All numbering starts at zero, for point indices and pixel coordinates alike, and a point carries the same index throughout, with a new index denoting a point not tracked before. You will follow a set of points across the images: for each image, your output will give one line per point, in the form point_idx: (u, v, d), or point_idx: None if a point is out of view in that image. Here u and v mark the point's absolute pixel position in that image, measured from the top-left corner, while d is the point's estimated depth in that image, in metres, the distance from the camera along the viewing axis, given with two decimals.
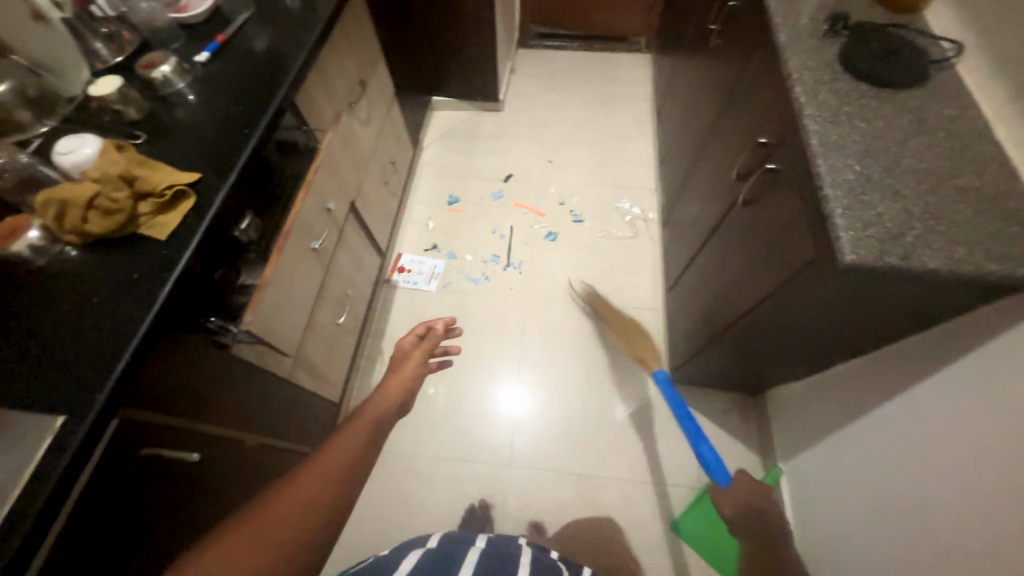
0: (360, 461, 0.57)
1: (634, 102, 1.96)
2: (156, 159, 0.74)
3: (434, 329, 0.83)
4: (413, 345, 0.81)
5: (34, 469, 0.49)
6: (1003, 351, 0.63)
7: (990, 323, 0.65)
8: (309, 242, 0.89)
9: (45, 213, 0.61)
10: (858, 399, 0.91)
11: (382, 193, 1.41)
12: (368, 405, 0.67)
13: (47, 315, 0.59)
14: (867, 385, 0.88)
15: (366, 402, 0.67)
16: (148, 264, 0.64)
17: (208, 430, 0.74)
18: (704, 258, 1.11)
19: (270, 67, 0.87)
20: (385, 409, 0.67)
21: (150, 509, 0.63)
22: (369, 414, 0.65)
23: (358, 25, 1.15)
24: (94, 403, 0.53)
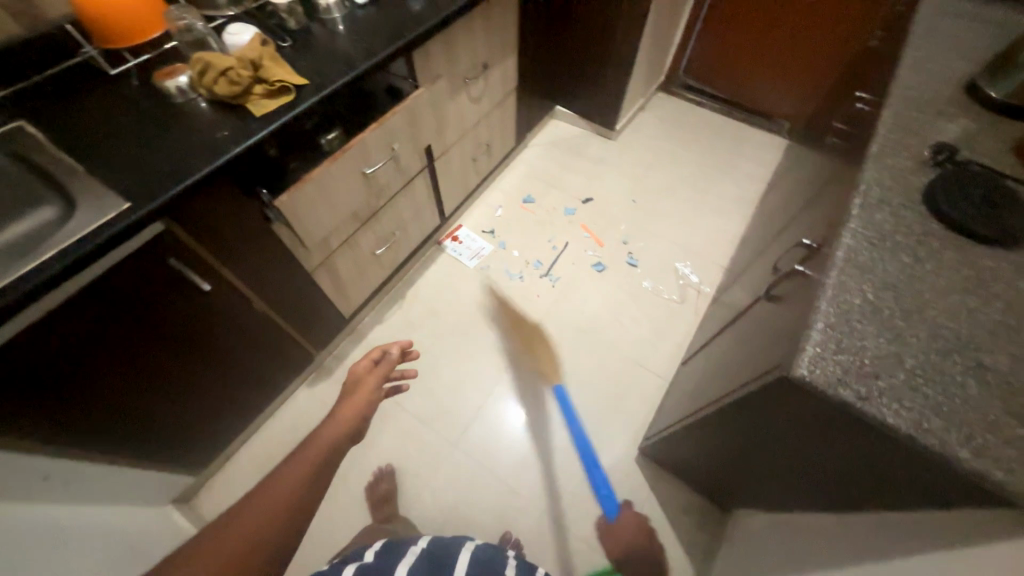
0: (300, 500, 0.53)
1: (747, 179, 1.87)
2: (289, 62, 0.92)
3: (389, 354, 0.80)
4: (366, 370, 0.77)
5: (95, 227, 0.67)
6: (906, 551, 0.53)
7: (914, 522, 0.55)
8: (367, 167, 1.03)
9: (194, 68, 0.82)
10: (785, 553, 0.80)
11: (467, 167, 1.54)
12: (316, 432, 0.63)
13: (163, 137, 0.79)
14: (799, 542, 0.77)
15: (315, 429, 0.63)
16: (238, 129, 0.81)
17: (229, 276, 0.90)
18: (719, 343, 1.04)
19: (405, 23, 1.03)
20: (337, 433, 0.63)
21: (157, 309, 0.80)
22: (318, 442, 0.61)
23: (502, 18, 1.29)
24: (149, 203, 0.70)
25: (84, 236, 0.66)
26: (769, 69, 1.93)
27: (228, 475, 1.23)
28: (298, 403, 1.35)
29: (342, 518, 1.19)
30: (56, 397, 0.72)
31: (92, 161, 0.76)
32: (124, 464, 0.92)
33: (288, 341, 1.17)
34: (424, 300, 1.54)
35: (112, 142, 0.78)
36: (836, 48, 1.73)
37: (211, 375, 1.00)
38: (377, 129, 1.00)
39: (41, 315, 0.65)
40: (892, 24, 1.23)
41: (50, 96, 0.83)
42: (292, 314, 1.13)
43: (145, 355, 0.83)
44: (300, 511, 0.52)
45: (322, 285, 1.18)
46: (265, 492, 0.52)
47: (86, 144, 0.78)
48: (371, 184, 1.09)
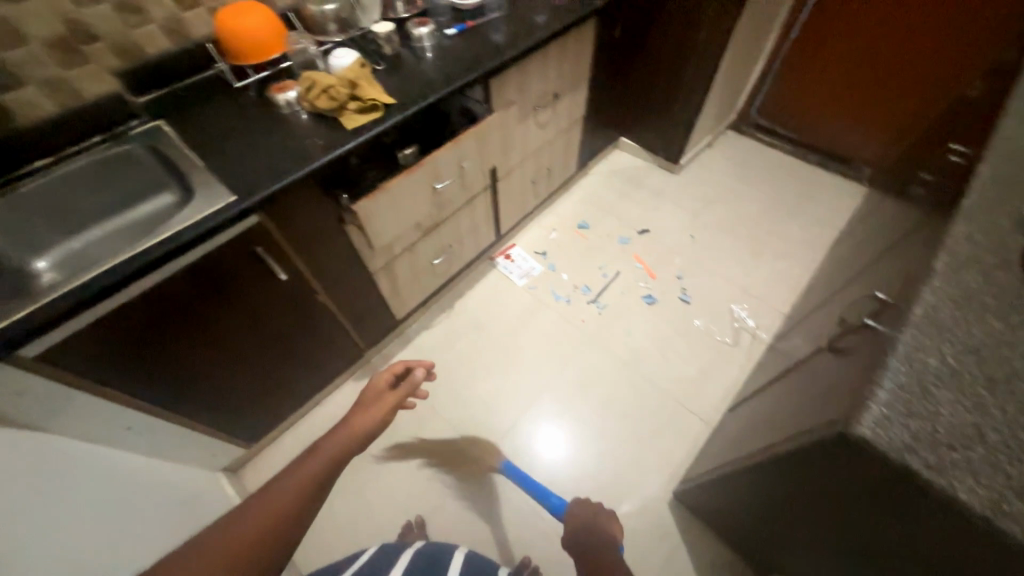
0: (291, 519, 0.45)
1: (817, 224, 1.77)
2: (380, 83, 1.03)
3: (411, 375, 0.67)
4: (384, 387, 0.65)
5: (206, 213, 0.78)
6: None
7: None
8: (436, 182, 1.10)
9: (302, 85, 0.93)
10: None
11: (527, 188, 1.59)
12: (320, 441, 0.53)
13: (268, 142, 0.90)
14: None
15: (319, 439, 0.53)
16: (330, 139, 0.91)
17: (302, 268, 0.99)
18: (771, 391, 0.99)
19: (487, 53, 1.11)
20: (340, 445, 0.52)
21: (236, 293, 0.89)
22: (319, 455, 0.50)
23: (577, 52, 1.35)
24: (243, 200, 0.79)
25: (187, 224, 0.76)
26: (851, 113, 1.84)
27: (272, 454, 1.31)
28: (343, 395, 1.42)
29: (368, 513, 1.23)
30: (145, 364, 0.83)
31: (210, 158, 0.88)
32: (191, 427, 1.02)
33: (343, 335, 1.25)
34: (471, 312, 1.59)
35: (228, 143, 0.90)
36: (930, 95, 1.63)
37: (275, 357, 1.09)
38: (450, 147, 1.07)
39: (141, 290, 0.75)
40: (995, 75, 1.15)
41: (185, 101, 0.98)
42: (350, 310, 1.21)
43: (224, 331, 0.93)
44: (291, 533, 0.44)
45: (380, 286, 1.25)
46: (249, 515, 0.44)
47: (207, 144, 0.91)
48: (438, 198, 1.16)
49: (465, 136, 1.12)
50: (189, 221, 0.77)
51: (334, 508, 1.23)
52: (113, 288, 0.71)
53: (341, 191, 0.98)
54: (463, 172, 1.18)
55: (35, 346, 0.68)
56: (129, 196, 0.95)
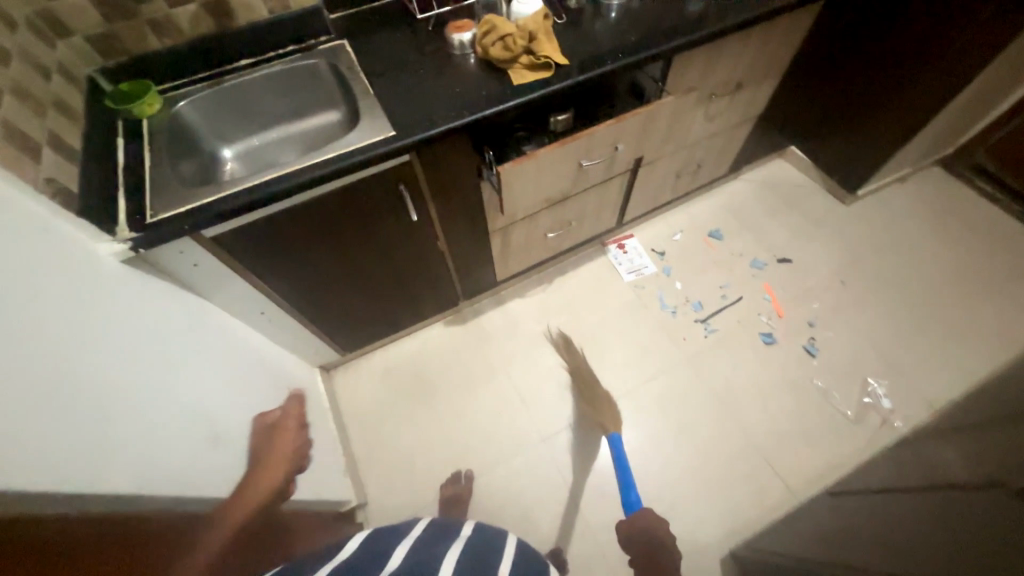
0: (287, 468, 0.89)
1: (1021, 314, 1.40)
2: (557, 39, 0.95)
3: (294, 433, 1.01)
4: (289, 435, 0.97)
5: (368, 142, 0.80)
6: None
7: None
8: (582, 158, 1.02)
9: (481, 28, 0.90)
10: None
11: (667, 181, 1.44)
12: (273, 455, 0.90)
13: (434, 82, 0.90)
14: None
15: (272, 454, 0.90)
16: (494, 92, 0.87)
17: (433, 212, 1.01)
18: (899, 500, 0.82)
19: (681, 25, 0.97)
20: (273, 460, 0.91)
21: (372, 222, 0.94)
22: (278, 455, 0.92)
23: (783, 39, 1.13)
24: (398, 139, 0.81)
25: (346, 151, 0.80)
26: None
27: (360, 366, 1.44)
28: (431, 334, 1.49)
29: (427, 451, 1.31)
30: (287, 265, 0.92)
31: (380, 88, 0.90)
32: (306, 327, 1.14)
33: (447, 283, 1.29)
34: (568, 293, 1.54)
35: (399, 76, 0.91)
36: None
37: (386, 287, 1.15)
38: (610, 124, 0.98)
39: (299, 202, 0.81)
40: None
41: (369, 25, 1.00)
42: (460, 262, 1.23)
43: (353, 255, 0.99)
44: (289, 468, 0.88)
45: (493, 246, 1.25)
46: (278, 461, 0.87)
47: (381, 72, 0.92)
48: (577, 176, 1.09)
49: (627, 115, 1.02)
50: (349, 147, 0.80)
51: (398, 434, 1.34)
52: (278, 196, 0.77)
53: (489, 149, 0.96)
54: (613, 154, 1.08)
55: (213, 230, 0.78)
56: (306, 107, 1.03)
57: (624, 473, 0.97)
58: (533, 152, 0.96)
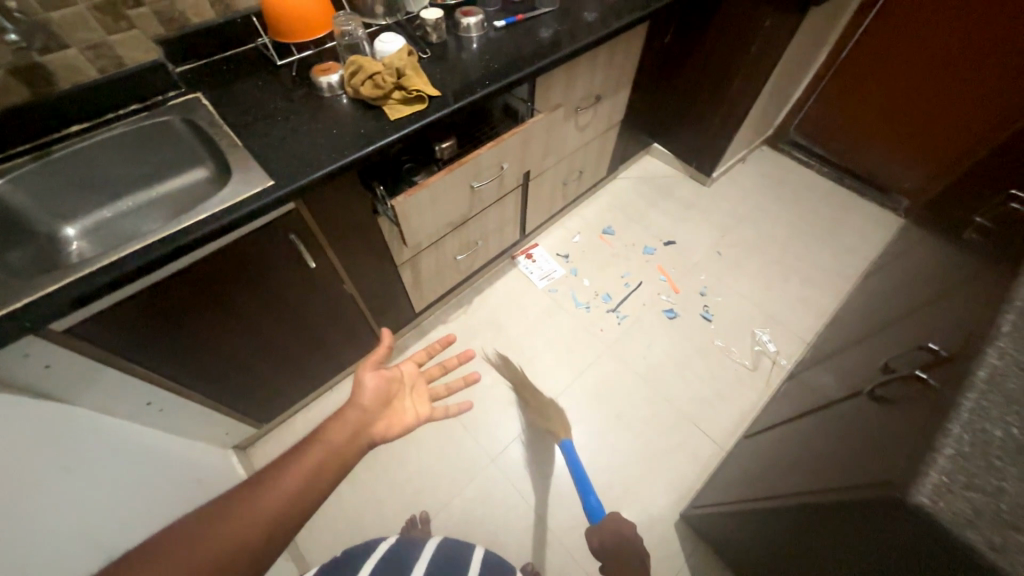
0: (293, 505, 0.53)
1: (847, 252, 1.73)
2: (426, 73, 0.99)
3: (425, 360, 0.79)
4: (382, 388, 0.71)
5: (243, 197, 0.76)
6: None
7: None
8: (472, 180, 1.07)
9: (347, 70, 0.90)
10: None
11: (556, 190, 1.56)
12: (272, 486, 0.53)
13: (308, 127, 0.88)
14: None
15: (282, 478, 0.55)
16: (372, 129, 0.88)
17: (333, 255, 0.97)
18: (796, 426, 0.96)
19: (537, 50, 1.07)
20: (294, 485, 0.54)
21: (266, 276, 0.88)
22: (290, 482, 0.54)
23: (624, 55, 1.31)
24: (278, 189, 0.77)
25: (219, 210, 0.74)
26: (890, 143, 1.78)
27: (281, 436, 1.32)
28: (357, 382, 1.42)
29: (375, 505, 1.23)
30: (171, 341, 0.82)
31: (249, 139, 0.85)
32: (206, 407, 1.01)
33: (363, 325, 1.24)
34: (489, 310, 1.57)
35: (269, 124, 0.88)
36: (975, 140, 1.57)
37: (295, 342, 1.08)
38: (491, 146, 1.03)
39: (173, 271, 0.73)
40: None
41: (225, 77, 0.95)
42: (372, 300, 1.19)
43: (249, 316, 0.92)
44: (285, 523, 0.51)
45: (404, 278, 1.23)
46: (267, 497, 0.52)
47: (247, 122, 0.88)
48: (472, 197, 1.13)
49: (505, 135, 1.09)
50: (223, 205, 0.75)
51: (339, 495, 1.24)
52: (147, 270, 0.69)
53: (379, 184, 0.95)
54: (501, 172, 1.14)
55: (65, 321, 0.67)
56: (164, 168, 0.94)
57: (579, 473, 0.99)
58: (423, 181, 0.98)
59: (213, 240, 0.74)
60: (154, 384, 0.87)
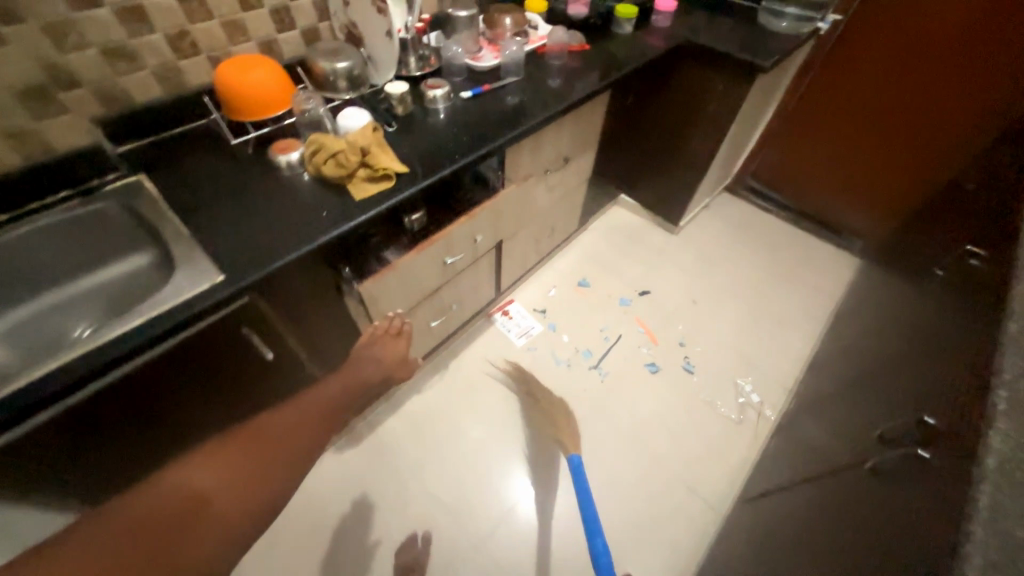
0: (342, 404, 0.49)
1: (815, 294, 1.78)
2: (393, 147, 0.96)
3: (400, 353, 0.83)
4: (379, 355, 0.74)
5: (188, 297, 0.68)
6: None
7: None
8: (445, 255, 1.04)
9: (308, 148, 0.86)
10: None
11: (530, 246, 1.54)
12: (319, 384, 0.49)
13: (264, 209, 0.82)
14: None
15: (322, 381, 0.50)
16: (336, 210, 0.82)
17: (295, 342, 0.89)
18: (796, 495, 0.92)
19: (505, 121, 1.07)
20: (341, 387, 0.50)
21: (217, 376, 0.79)
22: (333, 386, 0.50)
23: (590, 119, 1.33)
24: (225, 286, 0.69)
25: (157, 316, 0.66)
26: (840, 188, 1.89)
27: None
28: (325, 467, 1.30)
29: None
30: (97, 462, 0.70)
31: (198, 226, 0.78)
32: None
33: None
34: (467, 374, 1.50)
35: (222, 208, 0.81)
36: (916, 182, 1.69)
37: None
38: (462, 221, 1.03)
39: (99, 390, 0.63)
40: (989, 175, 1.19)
41: (174, 156, 0.89)
42: None
43: (195, 419, 0.81)
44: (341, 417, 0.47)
45: None
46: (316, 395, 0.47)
47: (198, 206, 0.81)
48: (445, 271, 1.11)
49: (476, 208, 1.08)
50: (164, 309, 0.66)
51: None
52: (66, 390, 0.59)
53: (346, 265, 0.89)
54: (473, 245, 1.13)
55: None
56: (100, 256, 0.85)
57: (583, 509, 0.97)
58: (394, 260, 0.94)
59: (151, 348, 0.66)
60: (73, 510, 0.74)
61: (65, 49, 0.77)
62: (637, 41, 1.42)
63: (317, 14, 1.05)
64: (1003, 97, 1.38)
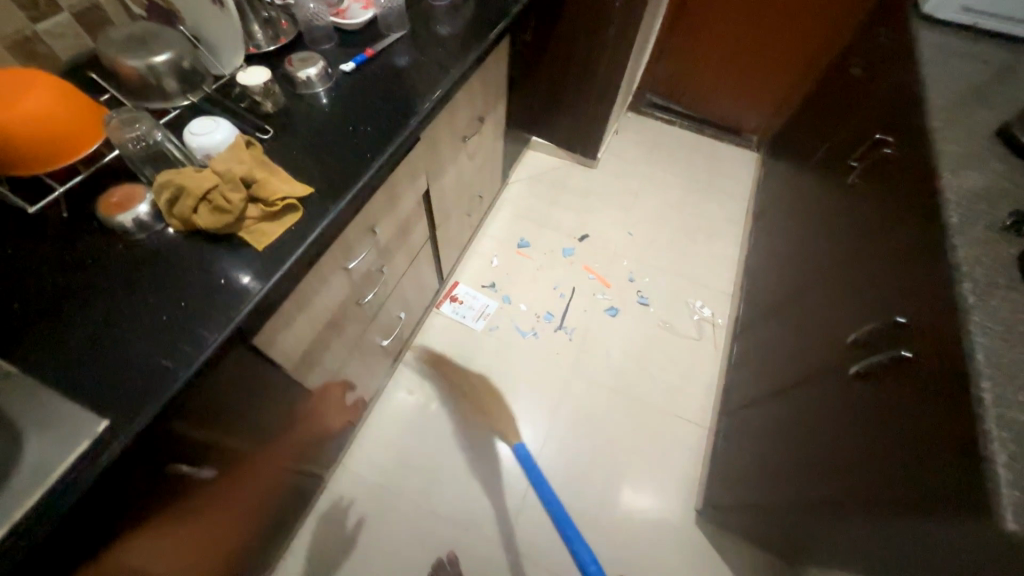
0: None
1: (731, 197, 1.88)
2: (279, 161, 0.73)
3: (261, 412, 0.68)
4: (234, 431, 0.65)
5: (62, 473, 0.46)
6: None
7: None
8: (344, 262, 0.77)
9: (161, 195, 0.61)
10: None
11: (462, 224, 1.38)
12: None
13: (128, 297, 0.58)
14: None
15: None
16: (236, 271, 0.61)
17: (237, 445, 0.70)
18: (780, 403, 1.00)
19: (411, 94, 0.87)
20: None
21: (148, 534, 0.59)
22: None
23: (496, 68, 1.15)
24: (116, 439, 0.48)
25: (23, 520, 0.44)
26: (734, 87, 1.94)
27: None
28: (312, 534, 1.15)
29: None
30: None
31: (31, 353, 0.53)
32: None
33: (294, 477, 0.97)
34: (435, 378, 1.39)
35: (59, 318, 0.56)
36: (800, 68, 1.78)
37: (220, 561, 0.78)
38: (373, 232, 0.83)
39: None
40: (871, 57, 1.28)
41: None
42: (302, 449, 0.93)
43: None
44: None
45: (332, 401, 0.99)
46: None
47: (18, 325, 0.55)
48: (375, 291, 0.96)
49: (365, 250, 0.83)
50: (29, 509, 0.44)
51: None
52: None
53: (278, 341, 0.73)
54: (388, 254, 0.95)
55: None
56: None
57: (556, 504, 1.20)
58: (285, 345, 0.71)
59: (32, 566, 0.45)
60: None
61: None
62: None
63: None
64: None
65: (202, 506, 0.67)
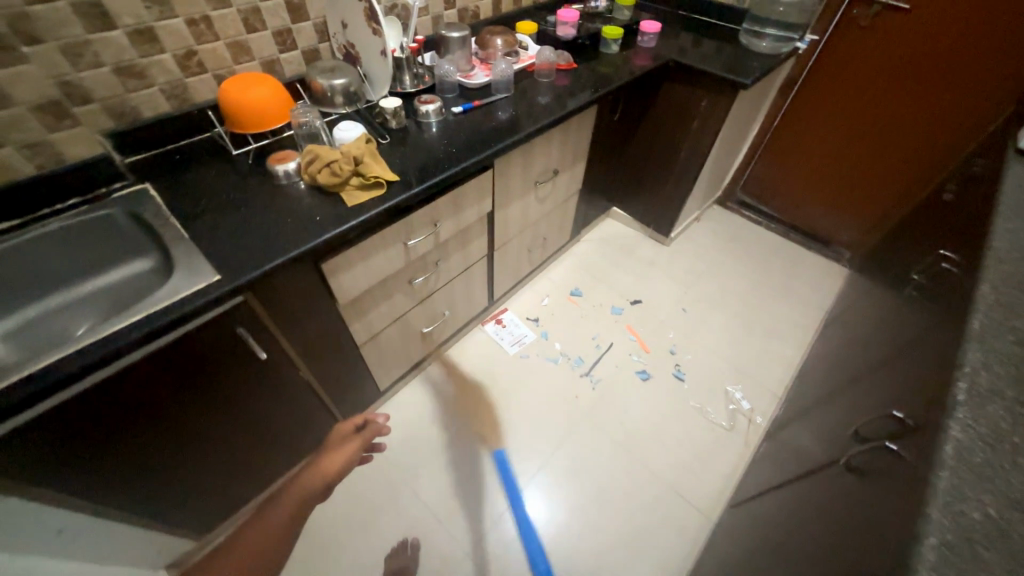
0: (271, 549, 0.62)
1: (805, 303, 1.80)
2: (386, 158, 1.01)
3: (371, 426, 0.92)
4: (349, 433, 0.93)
5: (184, 296, 0.71)
6: None
7: None
8: (405, 239, 1.01)
9: (304, 158, 0.91)
10: None
11: (521, 257, 1.58)
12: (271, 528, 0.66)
13: (261, 214, 0.86)
14: None
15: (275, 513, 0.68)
16: (328, 215, 0.86)
17: (286, 346, 0.92)
18: (778, 495, 0.92)
19: (495, 134, 1.12)
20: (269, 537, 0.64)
21: (208, 377, 0.81)
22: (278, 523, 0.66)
23: (578, 134, 1.38)
24: (218, 288, 0.72)
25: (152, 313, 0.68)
26: (828, 200, 1.93)
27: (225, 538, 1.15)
28: None
29: None
30: (92, 460, 0.71)
31: (197, 230, 0.82)
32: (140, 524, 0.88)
33: (319, 409, 1.16)
34: (460, 383, 1.52)
35: (219, 215, 0.85)
36: (904, 192, 1.72)
37: (241, 440, 0.98)
38: (434, 225, 1.06)
39: (89, 388, 0.65)
40: (966, 184, 1.23)
41: (182, 167, 0.94)
42: (332, 386, 1.13)
43: (187, 419, 0.82)
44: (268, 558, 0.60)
45: (366, 357, 1.19)
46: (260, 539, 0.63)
47: (198, 213, 0.85)
48: (426, 277, 1.17)
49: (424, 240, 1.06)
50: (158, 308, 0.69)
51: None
52: (55, 386, 0.61)
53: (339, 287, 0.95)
54: (444, 251, 1.17)
55: None
56: (108, 259, 0.87)
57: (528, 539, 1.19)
58: (345, 285, 0.94)
59: (144, 344, 0.68)
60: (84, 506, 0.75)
61: (80, 67, 0.81)
62: (624, 60, 1.48)
63: (317, 35, 1.12)
64: (982, 106, 1.43)
65: (248, 380, 0.89)
